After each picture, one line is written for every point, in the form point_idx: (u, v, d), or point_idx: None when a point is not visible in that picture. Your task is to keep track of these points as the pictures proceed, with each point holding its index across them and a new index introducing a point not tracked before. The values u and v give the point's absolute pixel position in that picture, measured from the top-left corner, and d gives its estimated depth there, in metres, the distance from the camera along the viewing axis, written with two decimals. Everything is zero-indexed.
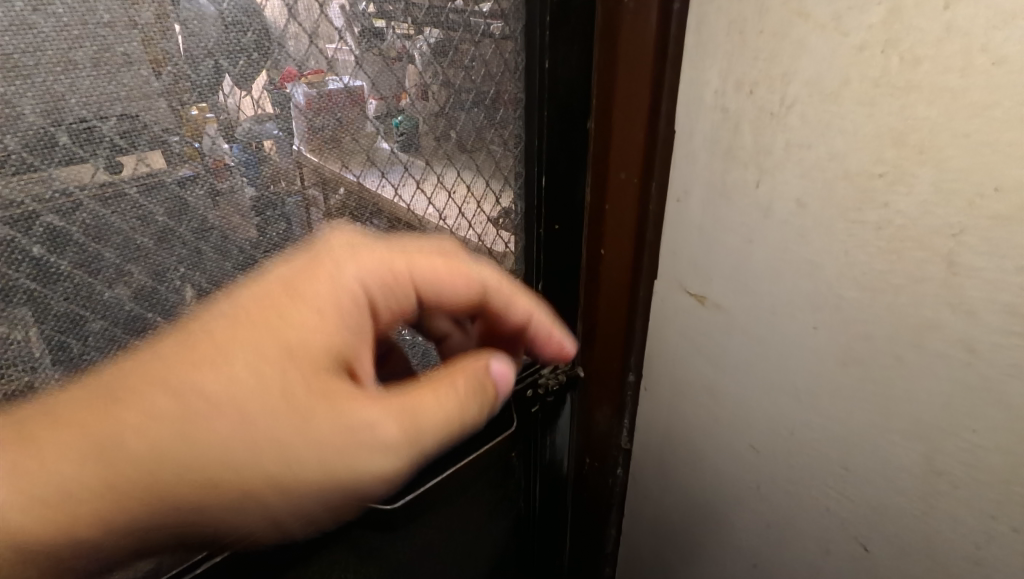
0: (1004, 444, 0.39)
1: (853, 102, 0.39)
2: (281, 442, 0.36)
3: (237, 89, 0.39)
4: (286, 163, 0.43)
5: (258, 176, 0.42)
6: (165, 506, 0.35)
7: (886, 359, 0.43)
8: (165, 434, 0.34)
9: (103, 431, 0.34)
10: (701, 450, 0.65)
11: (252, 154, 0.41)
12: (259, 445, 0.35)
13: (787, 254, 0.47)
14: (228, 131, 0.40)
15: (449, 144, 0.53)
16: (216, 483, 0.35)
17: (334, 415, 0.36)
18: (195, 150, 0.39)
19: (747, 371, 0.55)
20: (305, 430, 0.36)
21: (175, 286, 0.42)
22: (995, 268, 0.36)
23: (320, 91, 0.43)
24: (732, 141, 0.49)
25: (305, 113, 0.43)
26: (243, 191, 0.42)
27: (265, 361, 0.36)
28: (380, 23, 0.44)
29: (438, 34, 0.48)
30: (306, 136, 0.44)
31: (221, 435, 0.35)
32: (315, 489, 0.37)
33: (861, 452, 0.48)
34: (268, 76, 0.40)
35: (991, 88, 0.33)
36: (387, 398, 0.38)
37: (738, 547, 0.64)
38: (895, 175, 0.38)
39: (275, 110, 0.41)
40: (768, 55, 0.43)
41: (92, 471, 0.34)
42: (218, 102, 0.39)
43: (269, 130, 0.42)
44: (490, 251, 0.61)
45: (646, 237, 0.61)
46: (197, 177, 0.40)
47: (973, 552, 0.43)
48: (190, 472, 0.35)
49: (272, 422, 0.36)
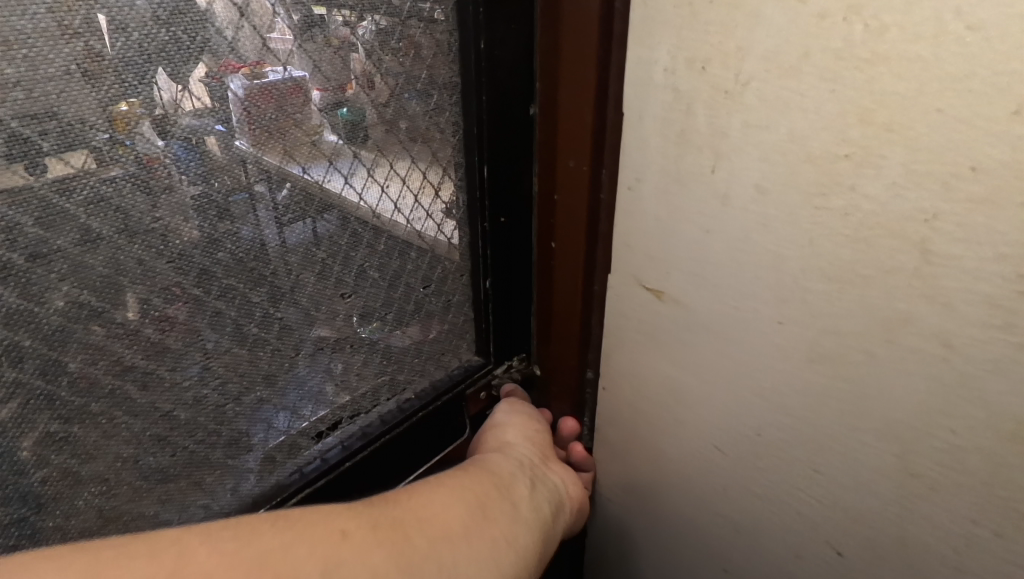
0: (983, 442, 0.37)
1: (816, 77, 0.36)
2: (487, 510, 0.46)
3: (171, 81, 0.35)
4: (227, 157, 0.39)
5: (206, 172, 0.38)
6: (491, 456, 0.56)
7: (856, 356, 0.41)
8: (504, 455, 0.57)
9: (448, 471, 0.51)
10: (663, 452, 0.61)
11: (194, 152, 0.37)
12: (481, 498, 0.47)
13: (748, 244, 0.44)
14: (165, 126, 0.36)
15: (377, 131, 0.47)
16: (506, 446, 0.59)
17: (492, 508, 0.47)
18: (126, 148, 0.35)
19: (709, 369, 0.52)
20: (483, 512, 0.45)
21: (53, 305, 0.36)
22: (970, 257, 0.33)
23: (259, 84, 0.39)
24: (684, 124, 0.45)
25: (246, 109, 0.39)
26: (181, 189, 0.38)
27: (488, 433, 0.63)
28: (321, 10, 0.40)
29: (383, 21, 0.44)
30: (249, 131, 0.39)
31: (508, 452, 0.58)
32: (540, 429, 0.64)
33: (830, 453, 0.45)
34: (204, 67, 0.36)
35: (964, 59, 0.30)
36: (527, 409, 0.66)
37: (707, 553, 0.62)
38: (861, 156, 0.35)
39: (213, 104, 0.37)
40: (720, 28, 0.40)
41: (453, 472, 0.50)
42: (152, 96, 0.35)
43: (213, 126, 0.38)
44: (432, 245, 0.56)
45: (599, 227, 0.57)
46: (131, 177, 0.35)
47: (950, 555, 0.41)
48: (494, 451, 0.58)
49: (519, 435, 0.62)
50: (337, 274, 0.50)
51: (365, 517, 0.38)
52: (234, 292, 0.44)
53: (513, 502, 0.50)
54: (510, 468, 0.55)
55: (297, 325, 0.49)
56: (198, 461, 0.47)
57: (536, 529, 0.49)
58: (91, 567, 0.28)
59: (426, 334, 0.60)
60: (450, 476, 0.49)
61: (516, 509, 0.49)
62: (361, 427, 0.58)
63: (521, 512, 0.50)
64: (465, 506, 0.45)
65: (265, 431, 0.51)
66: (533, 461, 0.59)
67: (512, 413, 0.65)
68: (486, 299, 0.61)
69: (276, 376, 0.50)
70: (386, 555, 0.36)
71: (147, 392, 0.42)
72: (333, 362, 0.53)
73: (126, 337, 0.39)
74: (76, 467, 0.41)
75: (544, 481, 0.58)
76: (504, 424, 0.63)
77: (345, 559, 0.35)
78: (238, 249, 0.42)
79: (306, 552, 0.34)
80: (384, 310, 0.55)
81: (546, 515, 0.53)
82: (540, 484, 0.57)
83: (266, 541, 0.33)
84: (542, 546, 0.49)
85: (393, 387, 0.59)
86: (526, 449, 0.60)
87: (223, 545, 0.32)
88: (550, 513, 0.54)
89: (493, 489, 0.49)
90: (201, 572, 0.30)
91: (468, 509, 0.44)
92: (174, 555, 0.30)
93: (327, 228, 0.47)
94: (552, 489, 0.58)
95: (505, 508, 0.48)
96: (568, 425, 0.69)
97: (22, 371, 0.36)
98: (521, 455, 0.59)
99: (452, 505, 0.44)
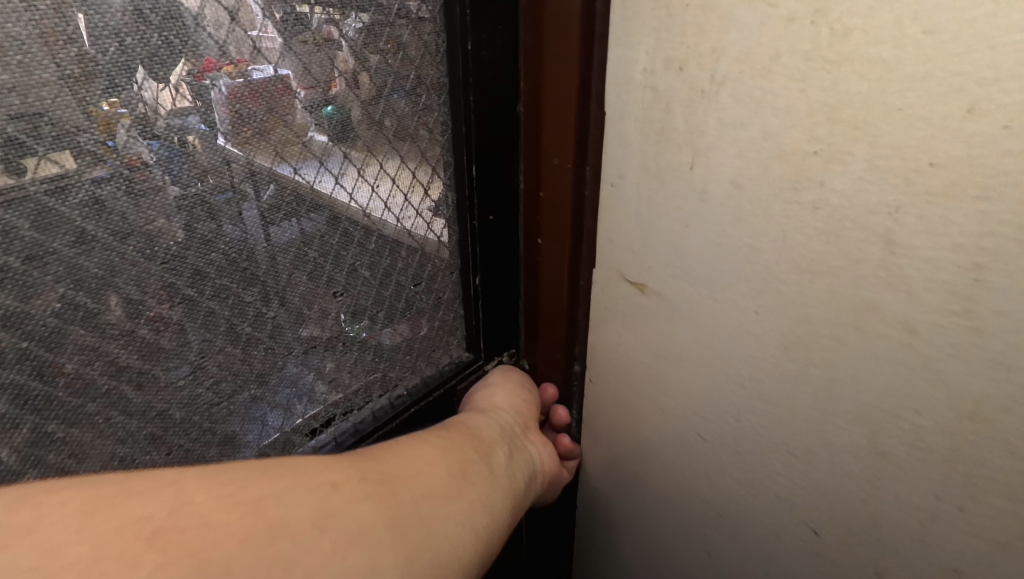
0: (945, 422, 0.38)
1: (786, 77, 0.37)
2: (466, 472, 0.47)
3: (156, 82, 0.36)
4: (212, 159, 0.40)
5: (184, 172, 0.39)
6: (473, 420, 0.57)
7: (827, 343, 0.42)
8: (486, 419, 0.58)
9: (431, 431, 0.52)
10: (648, 439, 0.63)
11: (174, 152, 0.38)
12: (461, 460, 0.48)
13: (725, 238, 0.46)
14: (147, 128, 0.36)
15: (365, 130, 0.48)
16: (489, 412, 0.60)
17: (471, 471, 0.48)
18: (109, 149, 0.35)
19: (691, 359, 0.54)
20: (463, 474, 0.47)
21: (49, 305, 0.36)
22: (930, 247, 0.35)
23: (244, 82, 0.40)
24: (663, 122, 0.47)
25: (232, 109, 0.39)
26: (166, 190, 0.38)
27: (476, 397, 0.64)
28: (305, 9, 0.41)
29: (367, 19, 0.45)
30: (233, 131, 0.40)
31: (490, 417, 0.59)
32: (528, 402, 0.66)
33: (807, 436, 0.47)
34: (185, 65, 0.37)
35: (921, 60, 0.32)
36: (520, 380, 0.67)
37: (691, 536, 0.63)
38: (828, 153, 0.37)
39: (195, 103, 0.38)
40: (696, 30, 0.41)
41: (435, 432, 0.51)
42: (135, 96, 0.35)
43: (195, 125, 0.38)
44: (422, 243, 0.57)
45: (583, 225, 0.59)
46: (113, 178, 0.36)
47: (918, 531, 0.43)
48: (475, 415, 0.59)
49: (505, 401, 0.63)
50: (328, 272, 0.51)
51: (352, 469, 0.39)
52: (226, 292, 0.44)
53: (492, 467, 0.51)
54: (492, 433, 0.56)
55: (290, 322, 0.50)
56: (194, 458, 0.48)
57: (510, 495, 0.51)
58: (89, 504, 0.29)
59: (416, 331, 0.61)
60: (435, 435, 0.50)
61: (493, 475, 0.50)
62: (354, 424, 0.59)
63: (498, 478, 0.51)
64: (446, 466, 0.46)
65: (259, 429, 0.52)
66: (514, 429, 0.61)
67: (505, 380, 0.66)
68: (475, 295, 0.62)
69: (268, 374, 0.50)
70: (374, 507, 0.37)
71: (142, 392, 0.43)
72: (326, 359, 0.54)
73: (121, 337, 0.40)
74: (72, 467, 0.41)
75: (522, 449, 0.59)
76: (492, 389, 0.65)
77: (337, 509, 0.35)
78: (229, 251, 0.43)
79: (299, 501, 0.34)
80: (374, 308, 0.56)
81: (519, 481, 0.54)
82: (518, 452, 0.58)
83: (260, 488, 0.34)
84: (513, 512, 0.51)
85: (385, 383, 0.61)
86: (510, 416, 0.62)
87: (219, 489, 0.33)
88: (524, 481, 0.56)
89: (473, 452, 0.51)
90: (199, 513, 0.30)
91: (448, 470, 0.46)
92: (170, 496, 0.31)
93: (315, 227, 0.48)
94: (529, 459, 0.60)
95: (484, 472, 0.49)
96: (561, 414, 0.70)
97: (18, 373, 0.36)
98: (503, 421, 0.60)
99: (433, 466, 0.45)
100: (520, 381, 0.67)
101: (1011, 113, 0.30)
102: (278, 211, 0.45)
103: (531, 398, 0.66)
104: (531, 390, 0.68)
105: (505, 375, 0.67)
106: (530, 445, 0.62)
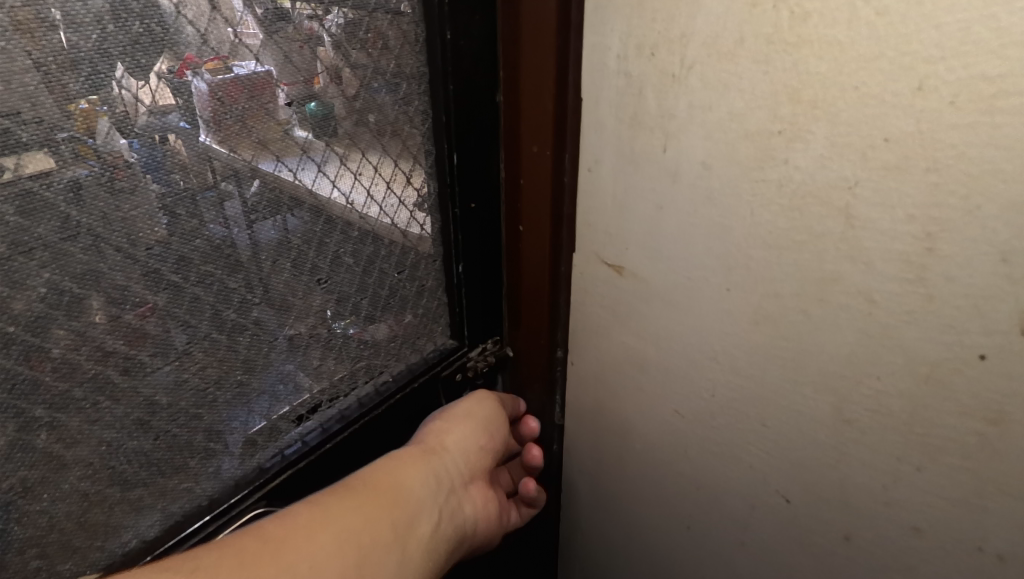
0: (904, 387, 0.40)
1: (750, 61, 0.39)
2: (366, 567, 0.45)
3: (133, 79, 0.37)
4: (193, 157, 0.40)
5: (160, 167, 0.39)
6: (416, 473, 0.55)
7: (794, 315, 0.44)
8: (426, 473, 0.56)
9: (359, 493, 0.49)
10: (629, 419, 0.65)
11: (151, 147, 0.38)
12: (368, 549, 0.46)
13: (697, 218, 0.47)
14: (126, 125, 0.37)
15: (347, 121, 0.49)
16: (436, 457, 0.58)
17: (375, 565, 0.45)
18: (87, 147, 0.36)
19: (667, 337, 0.55)
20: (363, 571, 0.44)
21: (37, 293, 0.37)
22: (887, 219, 0.37)
23: (225, 78, 0.40)
24: (636, 107, 0.48)
25: (213, 102, 0.40)
26: (148, 188, 0.39)
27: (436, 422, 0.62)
28: (286, 4, 0.42)
29: (348, 14, 0.46)
30: (213, 127, 0.41)
31: (432, 469, 0.57)
32: (482, 442, 0.64)
33: (777, 408, 0.49)
34: (166, 62, 0.38)
35: (874, 41, 0.33)
36: (484, 415, 0.65)
37: (670, 512, 0.65)
38: (792, 131, 0.39)
39: (177, 101, 0.39)
40: (665, 17, 0.43)
41: (360, 501, 0.48)
42: (113, 94, 0.36)
43: (174, 122, 0.39)
44: (404, 233, 0.58)
45: (563, 210, 0.60)
46: (94, 176, 0.37)
47: (881, 492, 0.45)
48: (421, 461, 0.56)
49: (460, 441, 0.61)
50: (312, 260, 0.51)
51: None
52: (211, 278, 0.45)
53: (406, 548, 0.49)
54: (426, 494, 0.54)
55: (274, 313, 0.51)
56: (180, 445, 0.48)
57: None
58: None
59: (401, 321, 0.62)
60: (350, 508, 0.47)
61: (403, 557, 0.48)
62: (340, 410, 0.59)
63: (410, 559, 0.49)
64: (343, 564, 0.43)
65: (246, 414, 0.52)
66: (457, 481, 0.59)
67: (469, 414, 0.64)
68: (458, 284, 0.63)
69: (255, 361, 0.51)
70: None
71: (129, 377, 0.43)
72: (311, 349, 0.55)
73: (107, 322, 0.41)
74: (61, 451, 0.41)
75: (457, 507, 0.58)
76: (453, 421, 0.63)
77: None
78: (214, 238, 0.44)
79: None
80: (358, 297, 0.57)
81: (435, 552, 0.53)
82: (450, 511, 0.56)
83: None
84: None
85: (370, 370, 0.61)
86: (456, 465, 0.60)
87: None
88: (445, 549, 0.54)
89: (390, 532, 0.48)
90: None
91: (343, 569, 0.43)
92: None
93: (298, 223, 0.49)
94: (461, 518, 0.58)
95: (392, 559, 0.47)
96: (534, 456, 0.73)
97: (5, 358, 0.37)
98: (446, 471, 0.58)
99: (327, 562, 0.43)
100: (482, 417, 0.65)
101: (955, 90, 0.32)
102: (261, 196, 0.45)
103: (488, 440, 0.64)
104: (495, 427, 0.66)
105: (471, 408, 0.65)
106: (467, 497, 0.60)
